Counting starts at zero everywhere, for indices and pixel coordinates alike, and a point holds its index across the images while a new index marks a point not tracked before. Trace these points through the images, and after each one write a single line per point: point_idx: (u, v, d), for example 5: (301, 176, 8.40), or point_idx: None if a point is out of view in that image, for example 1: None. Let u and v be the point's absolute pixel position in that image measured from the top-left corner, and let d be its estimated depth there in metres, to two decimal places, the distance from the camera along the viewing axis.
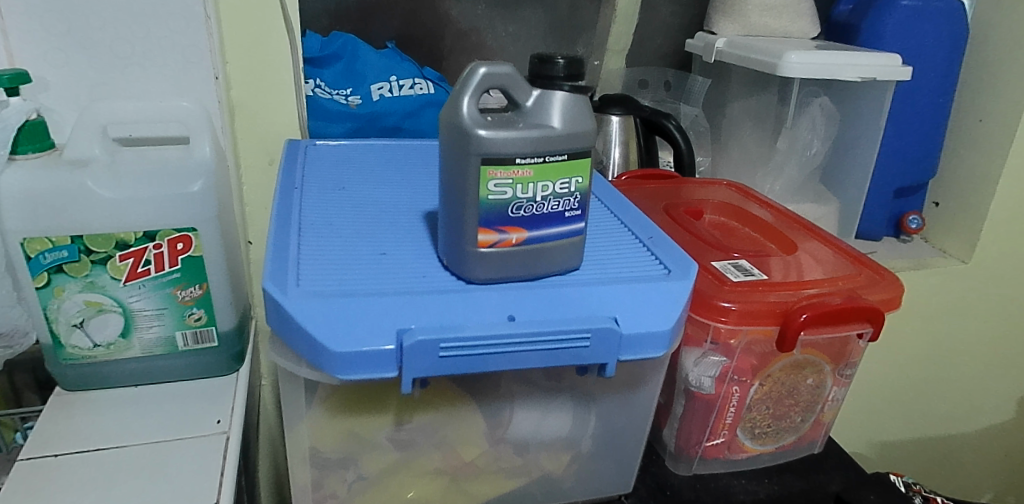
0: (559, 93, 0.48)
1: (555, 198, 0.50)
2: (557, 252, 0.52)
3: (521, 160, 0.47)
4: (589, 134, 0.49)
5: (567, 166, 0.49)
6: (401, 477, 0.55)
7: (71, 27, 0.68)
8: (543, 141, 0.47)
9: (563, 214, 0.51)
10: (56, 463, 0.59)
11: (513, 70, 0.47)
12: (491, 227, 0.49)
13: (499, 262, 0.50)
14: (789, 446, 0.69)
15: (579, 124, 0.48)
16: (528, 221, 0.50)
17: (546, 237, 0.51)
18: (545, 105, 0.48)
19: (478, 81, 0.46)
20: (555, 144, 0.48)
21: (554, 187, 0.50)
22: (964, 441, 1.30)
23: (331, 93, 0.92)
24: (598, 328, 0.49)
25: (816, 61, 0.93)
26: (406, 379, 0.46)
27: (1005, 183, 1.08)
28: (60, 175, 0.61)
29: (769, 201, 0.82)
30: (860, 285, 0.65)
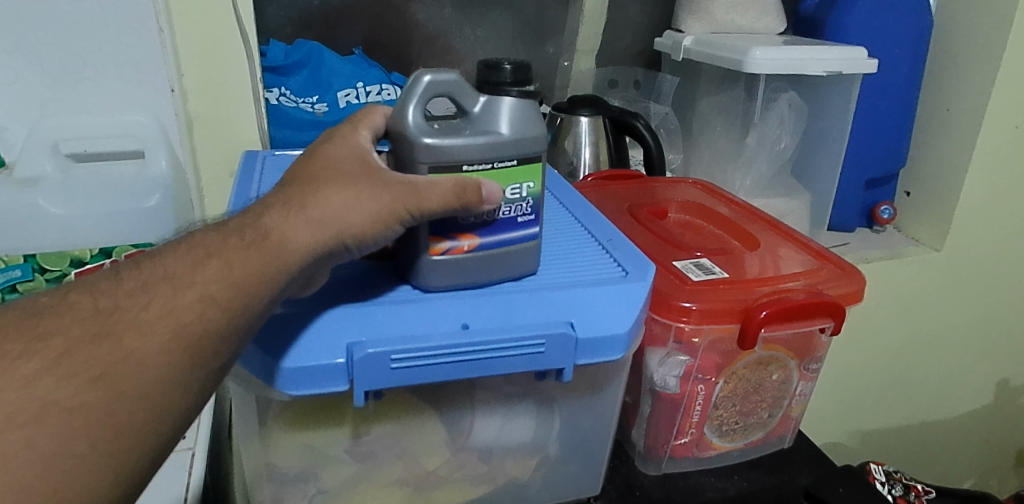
0: (507, 100, 0.48)
1: (506, 204, 0.50)
2: (513, 259, 0.52)
3: (469, 167, 0.47)
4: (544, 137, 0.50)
5: (517, 172, 0.49)
6: (362, 490, 0.54)
7: (18, 42, 0.67)
8: (491, 147, 0.47)
9: (515, 220, 0.51)
10: None
11: (459, 78, 0.47)
12: (442, 235, 0.49)
13: (452, 269, 0.50)
14: (757, 442, 0.69)
15: (532, 127, 0.49)
16: (480, 228, 0.50)
17: (499, 243, 0.51)
18: (493, 110, 0.48)
19: (423, 89, 0.46)
20: (503, 149, 0.48)
21: (505, 193, 0.50)
22: (942, 427, 1.32)
23: (296, 101, 0.91)
24: (553, 334, 0.49)
25: (781, 56, 0.94)
26: (359, 392, 0.46)
27: (973, 172, 1.10)
28: (12, 195, 0.66)
29: (733, 198, 0.82)
30: (823, 279, 0.65)
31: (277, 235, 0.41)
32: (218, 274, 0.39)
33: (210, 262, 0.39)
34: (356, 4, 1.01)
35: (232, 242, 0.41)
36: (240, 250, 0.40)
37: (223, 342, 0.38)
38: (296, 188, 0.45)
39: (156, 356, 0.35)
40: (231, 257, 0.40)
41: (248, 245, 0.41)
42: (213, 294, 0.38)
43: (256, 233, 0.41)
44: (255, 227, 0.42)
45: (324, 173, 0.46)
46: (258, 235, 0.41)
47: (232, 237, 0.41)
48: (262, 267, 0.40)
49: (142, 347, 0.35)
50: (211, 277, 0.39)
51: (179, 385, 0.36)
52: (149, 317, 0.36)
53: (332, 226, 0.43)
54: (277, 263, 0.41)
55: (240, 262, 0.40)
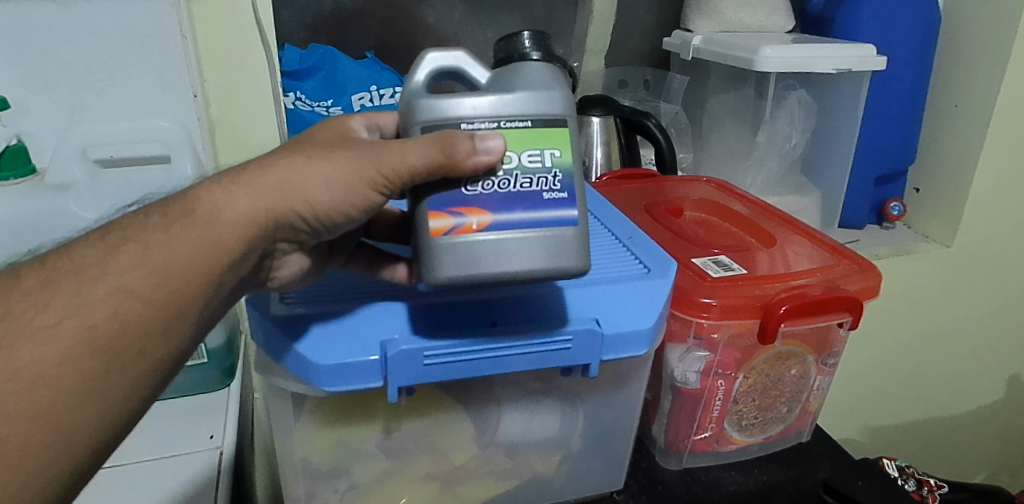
0: (518, 64, 0.44)
1: (523, 174, 0.43)
2: (541, 243, 0.43)
3: (468, 125, 0.42)
4: (563, 96, 0.44)
5: (534, 136, 0.43)
6: (392, 484, 0.56)
7: (46, 51, 0.69)
8: (494, 102, 0.43)
9: (539, 195, 0.43)
10: None
11: (466, 56, 0.46)
12: (443, 211, 0.42)
13: (460, 254, 0.42)
14: (777, 436, 0.70)
15: (547, 84, 0.44)
16: (490, 204, 0.43)
17: (518, 222, 0.43)
18: (502, 73, 0.44)
19: (425, 62, 0.45)
20: (509, 107, 0.43)
21: (520, 160, 0.43)
22: (955, 423, 1.32)
23: (312, 104, 0.92)
24: (579, 330, 0.50)
25: (791, 54, 0.94)
26: (393, 388, 0.47)
27: (982, 168, 1.10)
28: (42, 200, 0.65)
29: (747, 195, 0.83)
30: (839, 275, 0.66)
31: (215, 208, 0.41)
32: (135, 260, 0.39)
33: (126, 247, 0.39)
34: (368, 9, 1.02)
35: (153, 222, 0.40)
36: (163, 228, 0.40)
37: (150, 338, 0.39)
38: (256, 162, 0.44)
39: (61, 364, 0.36)
40: (149, 240, 0.40)
41: (171, 223, 0.40)
42: (131, 285, 0.38)
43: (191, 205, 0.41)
44: (184, 202, 0.41)
45: (292, 148, 0.45)
46: (183, 210, 0.41)
47: (154, 216, 0.41)
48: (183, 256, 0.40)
49: (39, 359, 0.35)
50: (127, 264, 0.39)
51: (100, 383, 0.37)
52: (51, 319, 0.36)
53: (281, 198, 0.42)
54: (209, 239, 0.41)
55: (157, 243, 0.39)
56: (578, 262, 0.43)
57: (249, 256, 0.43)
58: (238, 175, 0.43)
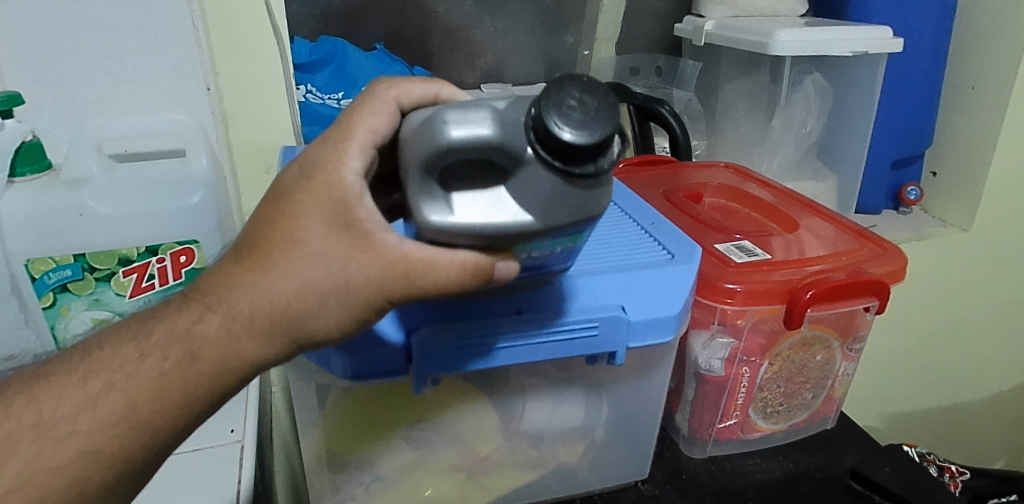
0: (552, 178, 0.38)
1: (534, 256, 0.45)
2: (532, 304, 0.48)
3: (481, 247, 0.41)
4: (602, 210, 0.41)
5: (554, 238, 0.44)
6: (418, 475, 0.56)
7: (59, 46, 0.69)
8: (524, 232, 0.40)
9: (543, 264, 0.47)
10: None
11: (495, 141, 0.37)
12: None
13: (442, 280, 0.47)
14: (801, 423, 0.69)
15: (587, 204, 0.40)
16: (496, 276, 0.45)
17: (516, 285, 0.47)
18: (536, 190, 0.38)
19: (444, 154, 0.37)
20: (541, 233, 0.40)
21: (536, 252, 0.44)
22: (975, 408, 1.31)
23: (323, 97, 0.90)
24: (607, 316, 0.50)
25: (806, 37, 0.93)
26: (418, 379, 0.48)
27: (1002, 148, 1.08)
28: (59, 196, 0.65)
29: (767, 180, 0.82)
30: (864, 258, 0.65)
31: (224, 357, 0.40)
32: (118, 415, 0.38)
33: (111, 400, 0.38)
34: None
35: (147, 368, 0.39)
36: (159, 377, 0.39)
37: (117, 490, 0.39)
38: (254, 273, 0.40)
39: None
40: (139, 393, 0.38)
41: (168, 370, 0.39)
42: (102, 447, 0.38)
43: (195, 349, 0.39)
44: (184, 341, 0.39)
45: (296, 255, 0.40)
46: (183, 353, 0.39)
47: (151, 356, 0.39)
48: (172, 415, 0.39)
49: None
50: (112, 419, 0.38)
51: None
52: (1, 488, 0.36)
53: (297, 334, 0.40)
54: (209, 387, 0.40)
55: (145, 398, 0.38)
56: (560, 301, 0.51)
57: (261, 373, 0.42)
58: (233, 305, 0.39)
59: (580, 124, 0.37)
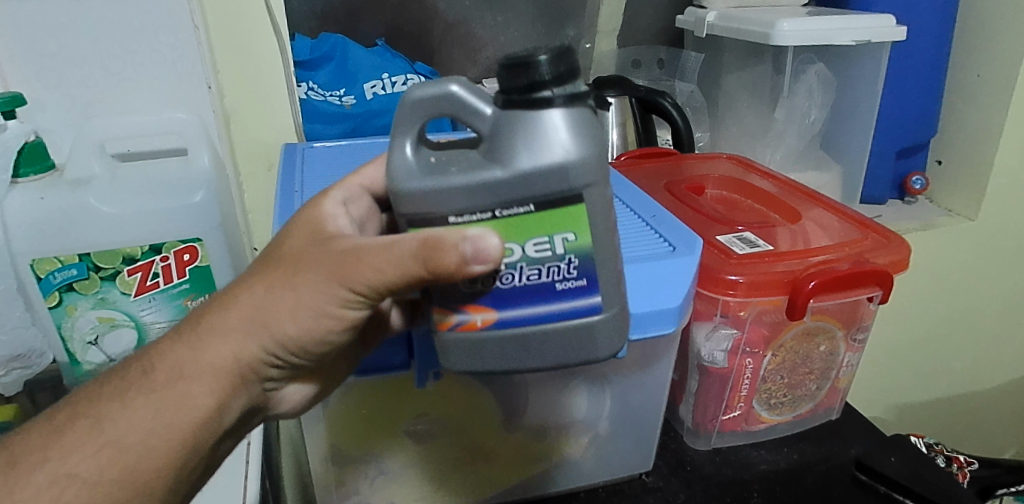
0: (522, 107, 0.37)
1: (531, 264, 0.40)
2: (557, 343, 0.42)
3: (456, 218, 0.39)
4: (577, 154, 0.37)
5: (540, 225, 0.39)
6: (423, 468, 0.58)
7: (60, 46, 0.69)
8: (487, 188, 0.38)
9: (552, 285, 0.41)
10: None
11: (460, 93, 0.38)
12: (448, 308, 0.41)
13: (464, 349, 0.42)
14: (806, 414, 0.69)
15: (550, 138, 0.37)
16: (495, 301, 0.41)
17: (530, 319, 0.41)
18: (504, 129, 0.38)
19: (414, 116, 0.39)
20: (507, 189, 0.38)
21: (524, 250, 0.40)
22: (982, 397, 1.30)
23: (324, 94, 0.90)
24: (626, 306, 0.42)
25: (808, 27, 0.92)
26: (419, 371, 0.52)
27: (1007, 135, 1.07)
28: (63, 197, 0.65)
29: (769, 171, 0.81)
30: (867, 248, 0.65)
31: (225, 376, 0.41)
32: (84, 434, 0.39)
33: (74, 423, 0.39)
34: None
35: (114, 386, 0.41)
36: (125, 392, 0.40)
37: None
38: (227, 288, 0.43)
39: None
40: (104, 412, 0.40)
41: (132, 385, 0.41)
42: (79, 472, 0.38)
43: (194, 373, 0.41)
44: (146, 359, 0.41)
45: (263, 259, 0.42)
46: (146, 369, 0.41)
47: (123, 376, 0.41)
48: (148, 437, 0.40)
49: None
50: (79, 438, 0.39)
51: None
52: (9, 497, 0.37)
53: (280, 339, 0.41)
54: (172, 400, 0.40)
55: (109, 414, 0.40)
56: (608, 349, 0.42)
57: (257, 381, 0.44)
58: (200, 321, 0.42)
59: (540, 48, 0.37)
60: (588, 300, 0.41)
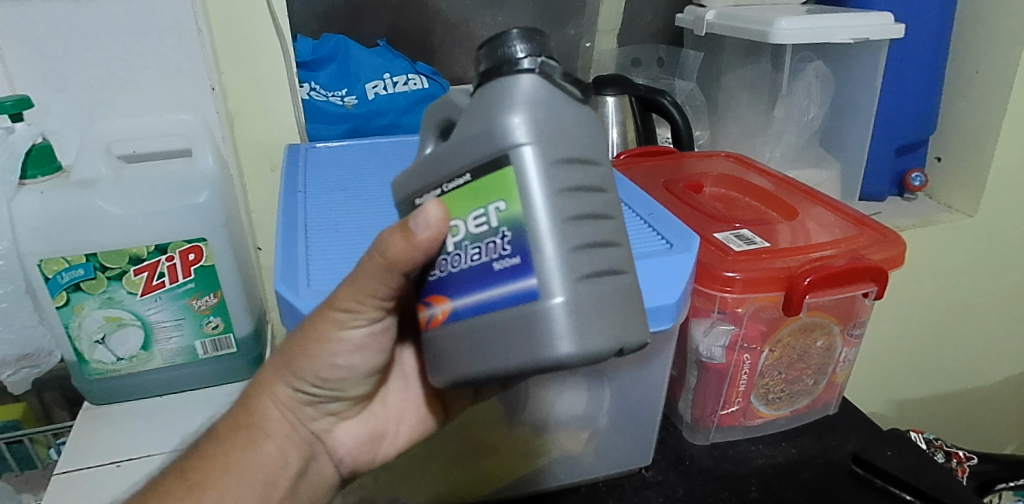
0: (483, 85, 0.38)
1: (473, 242, 0.39)
2: (497, 331, 0.37)
3: (421, 198, 0.41)
4: (531, 124, 0.36)
5: (479, 196, 0.38)
6: (427, 463, 0.61)
7: (66, 49, 0.70)
8: (440, 163, 0.40)
9: (489, 266, 0.38)
10: (116, 465, 0.68)
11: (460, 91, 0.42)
12: (422, 301, 0.42)
13: (433, 344, 0.41)
14: (804, 409, 0.70)
15: (511, 102, 0.37)
16: (451, 288, 0.39)
17: (479, 307, 0.38)
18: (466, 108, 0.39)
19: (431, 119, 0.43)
20: (454, 157, 0.39)
21: (467, 226, 0.39)
22: (982, 393, 1.31)
23: (327, 95, 0.90)
24: (580, 291, 0.36)
25: (806, 25, 0.92)
26: None
27: (1006, 131, 1.08)
28: (70, 198, 0.66)
29: (766, 168, 0.82)
30: (863, 245, 0.66)
31: (268, 418, 0.50)
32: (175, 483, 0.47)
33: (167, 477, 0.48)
34: None
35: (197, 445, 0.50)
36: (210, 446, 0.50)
37: None
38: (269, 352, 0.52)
39: None
40: (188, 466, 0.48)
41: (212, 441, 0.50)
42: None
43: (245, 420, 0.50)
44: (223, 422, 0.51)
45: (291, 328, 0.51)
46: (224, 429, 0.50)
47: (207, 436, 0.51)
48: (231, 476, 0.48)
49: None
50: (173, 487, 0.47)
51: None
52: None
53: (296, 371, 0.49)
54: (245, 443, 0.49)
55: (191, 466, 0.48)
56: (545, 346, 0.36)
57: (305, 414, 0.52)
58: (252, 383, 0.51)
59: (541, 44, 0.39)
60: (522, 278, 0.37)
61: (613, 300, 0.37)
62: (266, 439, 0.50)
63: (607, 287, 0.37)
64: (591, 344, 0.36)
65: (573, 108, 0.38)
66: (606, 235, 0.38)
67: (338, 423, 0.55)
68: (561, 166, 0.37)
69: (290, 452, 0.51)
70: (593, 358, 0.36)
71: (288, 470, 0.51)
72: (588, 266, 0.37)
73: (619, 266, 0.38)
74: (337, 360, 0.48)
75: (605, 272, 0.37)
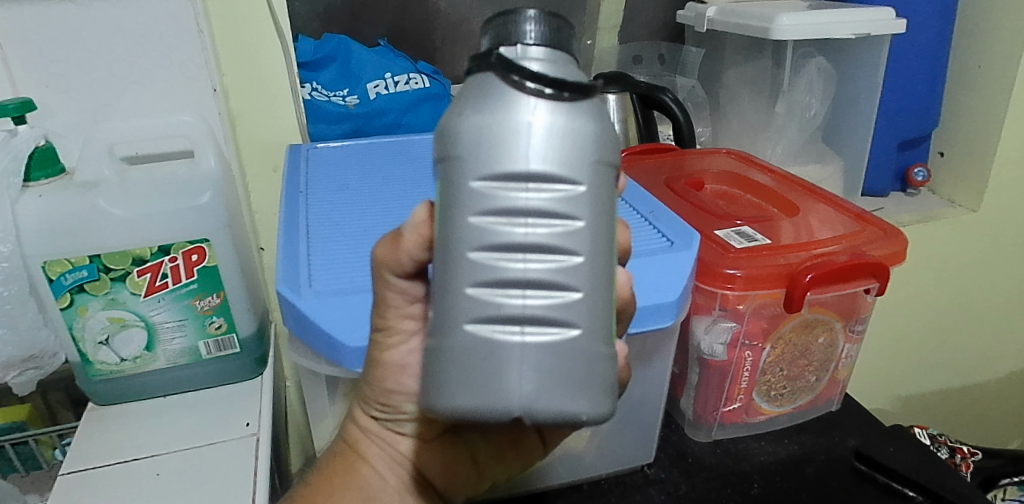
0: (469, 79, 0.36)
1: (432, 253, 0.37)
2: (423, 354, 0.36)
3: None
4: (465, 136, 0.33)
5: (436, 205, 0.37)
6: None
7: (68, 51, 0.71)
8: None
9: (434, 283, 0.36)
10: (156, 473, 0.66)
11: None
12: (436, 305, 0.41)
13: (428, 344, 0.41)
14: (806, 406, 0.70)
15: (461, 108, 0.34)
16: None
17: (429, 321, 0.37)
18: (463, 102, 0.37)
19: None
20: None
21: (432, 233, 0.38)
22: (986, 388, 1.31)
23: (329, 94, 0.90)
24: (465, 337, 0.33)
25: (807, 21, 0.92)
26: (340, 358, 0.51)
27: (1009, 126, 1.08)
28: (73, 199, 0.67)
29: (768, 165, 0.82)
30: (863, 241, 0.66)
31: (359, 442, 0.51)
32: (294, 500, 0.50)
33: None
34: None
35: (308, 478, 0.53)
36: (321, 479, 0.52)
37: None
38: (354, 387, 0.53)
39: None
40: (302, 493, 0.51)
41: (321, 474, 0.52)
42: None
43: (343, 445, 0.52)
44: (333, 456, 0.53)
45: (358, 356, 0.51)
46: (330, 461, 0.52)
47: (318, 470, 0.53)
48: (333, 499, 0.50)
49: None
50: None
51: None
52: None
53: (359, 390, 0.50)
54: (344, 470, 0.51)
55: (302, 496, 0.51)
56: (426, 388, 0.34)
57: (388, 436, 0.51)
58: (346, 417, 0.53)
59: (548, 40, 0.35)
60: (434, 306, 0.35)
61: (513, 358, 0.32)
62: (359, 461, 0.51)
63: (507, 340, 0.32)
64: (457, 401, 0.32)
65: (540, 120, 0.32)
66: (543, 277, 0.33)
67: (424, 446, 0.52)
68: (485, 188, 0.33)
69: (386, 471, 0.51)
70: (463, 416, 0.33)
71: (390, 486, 0.51)
72: (494, 309, 0.33)
73: (551, 318, 0.33)
74: (388, 381, 0.48)
75: (522, 320, 0.33)
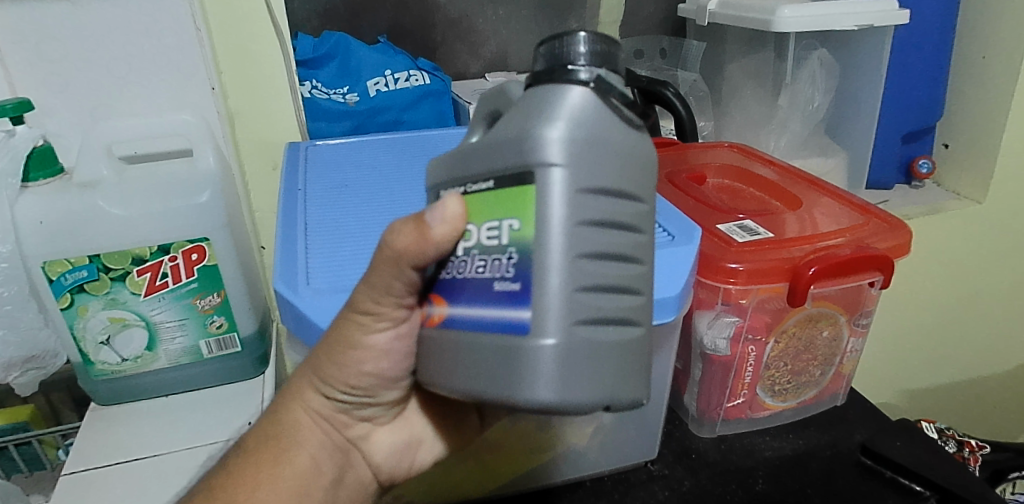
0: (535, 88, 0.35)
1: (481, 254, 0.36)
2: (479, 358, 0.34)
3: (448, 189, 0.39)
4: (568, 142, 0.33)
5: (495, 204, 0.35)
6: None
7: (66, 51, 0.71)
8: (477, 156, 0.37)
9: (491, 285, 0.35)
10: None
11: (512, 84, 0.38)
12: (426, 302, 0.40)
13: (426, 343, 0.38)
14: (811, 400, 0.70)
15: (554, 110, 0.33)
16: (452, 292, 0.37)
17: (472, 323, 0.35)
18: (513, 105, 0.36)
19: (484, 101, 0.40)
20: (485, 158, 0.36)
21: (480, 235, 0.36)
22: (993, 381, 1.30)
23: (329, 92, 0.90)
24: (573, 337, 0.33)
25: (809, 12, 0.91)
26: None
27: (1014, 116, 1.06)
28: (72, 200, 0.67)
29: (771, 158, 0.81)
30: (868, 233, 0.65)
31: (301, 426, 0.48)
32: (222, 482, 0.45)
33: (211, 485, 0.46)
34: None
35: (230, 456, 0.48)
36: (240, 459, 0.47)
37: None
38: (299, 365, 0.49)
39: None
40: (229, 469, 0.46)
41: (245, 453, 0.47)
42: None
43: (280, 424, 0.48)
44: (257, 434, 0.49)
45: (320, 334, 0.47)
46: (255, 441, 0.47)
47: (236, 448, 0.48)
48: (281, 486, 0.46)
49: None
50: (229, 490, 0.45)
51: None
52: None
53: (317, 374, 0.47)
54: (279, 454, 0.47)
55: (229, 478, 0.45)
56: (524, 389, 0.33)
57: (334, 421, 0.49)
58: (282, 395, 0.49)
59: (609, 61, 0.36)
60: (518, 309, 0.34)
61: (611, 355, 0.34)
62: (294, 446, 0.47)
63: (605, 340, 0.34)
64: (561, 398, 0.33)
65: (625, 136, 0.34)
66: (625, 283, 0.35)
67: (376, 430, 0.52)
68: (587, 194, 0.33)
69: (323, 460, 0.48)
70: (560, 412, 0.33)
71: (325, 478, 0.48)
72: (593, 310, 0.33)
73: (632, 319, 0.35)
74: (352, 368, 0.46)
75: (611, 322, 0.34)
